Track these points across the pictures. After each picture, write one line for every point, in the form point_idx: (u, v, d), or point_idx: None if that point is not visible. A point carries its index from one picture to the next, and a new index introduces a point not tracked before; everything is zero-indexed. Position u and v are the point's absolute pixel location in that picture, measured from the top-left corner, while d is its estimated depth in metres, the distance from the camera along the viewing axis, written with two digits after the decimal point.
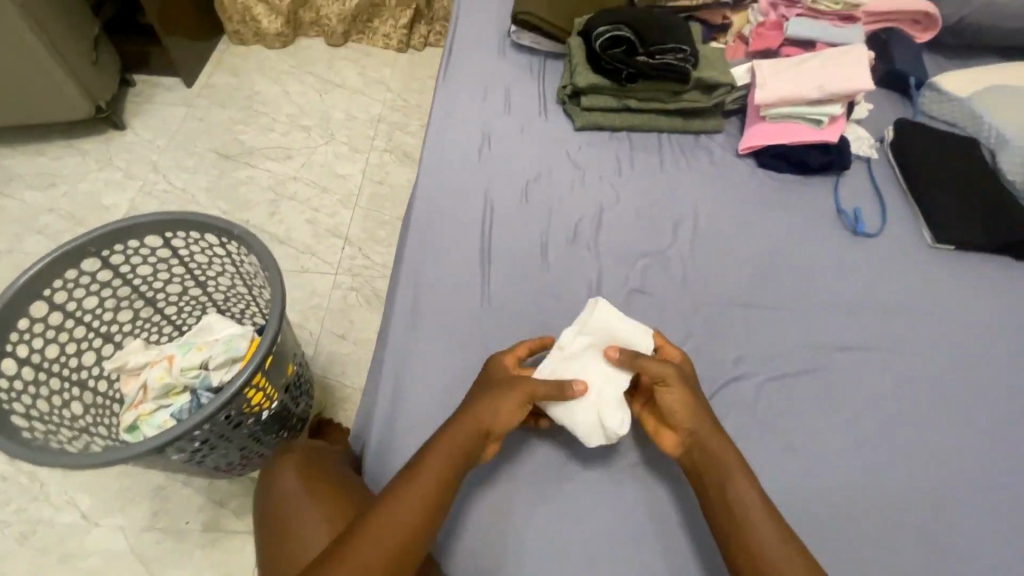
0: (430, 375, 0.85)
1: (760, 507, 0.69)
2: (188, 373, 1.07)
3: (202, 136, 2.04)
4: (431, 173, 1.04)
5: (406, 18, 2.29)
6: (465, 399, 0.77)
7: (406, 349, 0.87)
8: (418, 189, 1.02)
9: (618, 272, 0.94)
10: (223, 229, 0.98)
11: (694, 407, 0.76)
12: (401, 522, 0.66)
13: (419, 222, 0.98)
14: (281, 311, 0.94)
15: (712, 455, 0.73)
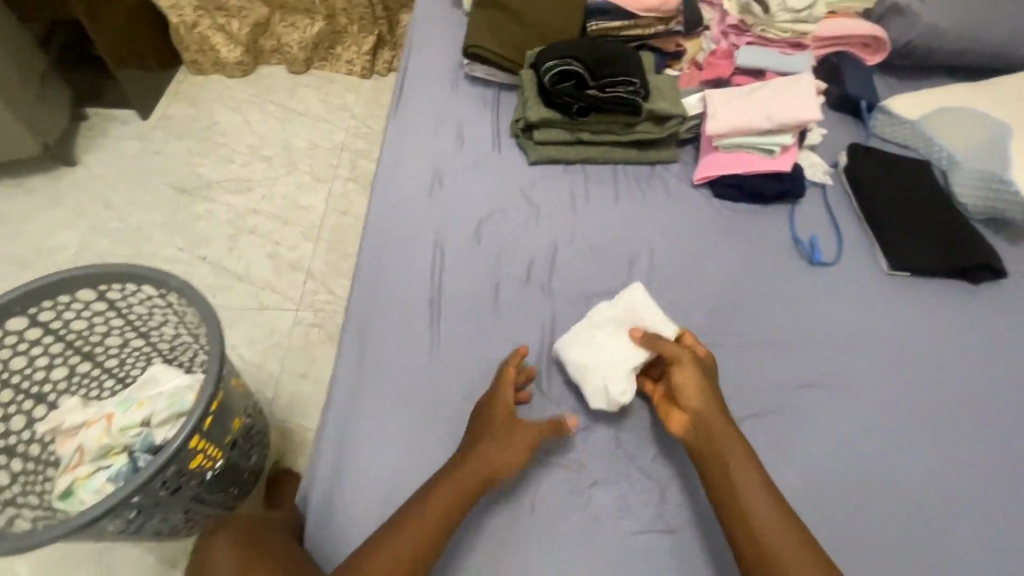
0: (377, 433, 0.84)
1: (764, 498, 0.71)
2: (128, 432, 1.01)
3: (158, 171, 1.98)
4: (381, 220, 1.03)
5: (369, 44, 2.26)
6: (473, 437, 0.79)
7: (354, 406, 0.86)
8: (368, 238, 1.01)
9: (572, 314, 0.93)
10: (158, 281, 0.94)
11: (703, 392, 0.79)
12: (413, 546, 0.69)
13: (368, 273, 0.97)
14: (219, 365, 0.90)
15: (716, 444, 0.75)
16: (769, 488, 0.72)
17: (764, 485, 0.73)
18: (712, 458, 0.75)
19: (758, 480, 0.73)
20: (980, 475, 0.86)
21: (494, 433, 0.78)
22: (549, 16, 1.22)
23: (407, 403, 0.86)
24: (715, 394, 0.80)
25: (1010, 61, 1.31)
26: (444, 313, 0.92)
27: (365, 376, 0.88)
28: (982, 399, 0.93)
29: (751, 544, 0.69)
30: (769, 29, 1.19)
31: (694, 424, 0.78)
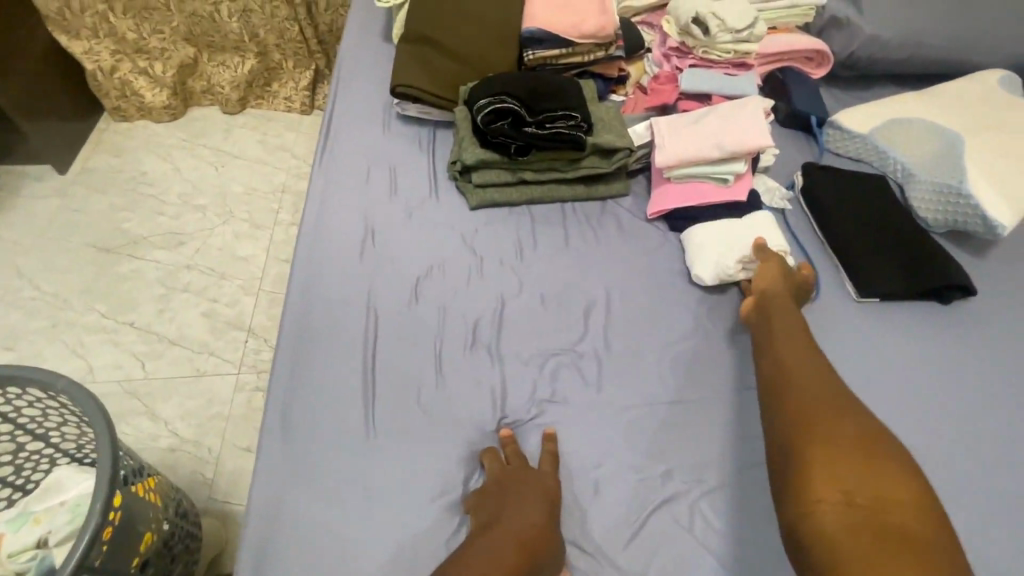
0: (306, 545, 0.72)
1: (812, 384, 0.74)
2: (20, 557, 0.87)
3: (77, 230, 1.82)
4: (305, 283, 0.91)
5: (307, 79, 2.16)
6: (500, 506, 0.71)
7: (278, 514, 0.74)
8: (291, 306, 0.89)
9: (525, 378, 0.84)
10: (39, 381, 0.81)
11: (778, 283, 0.88)
12: None
13: (293, 347, 0.86)
14: (110, 480, 0.77)
15: (776, 334, 0.82)
16: (822, 385, 0.74)
17: (814, 373, 0.76)
18: (769, 346, 0.81)
19: (809, 371, 0.76)
20: (978, 520, 0.79)
21: (515, 511, 0.70)
22: (481, 48, 1.14)
23: (339, 505, 0.74)
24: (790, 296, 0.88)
25: (951, 67, 1.30)
26: (381, 389, 0.82)
27: (290, 474, 0.76)
28: (969, 431, 0.87)
29: (793, 422, 0.71)
30: (711, 51, 1.15)
31: (761, 312, 0.86)
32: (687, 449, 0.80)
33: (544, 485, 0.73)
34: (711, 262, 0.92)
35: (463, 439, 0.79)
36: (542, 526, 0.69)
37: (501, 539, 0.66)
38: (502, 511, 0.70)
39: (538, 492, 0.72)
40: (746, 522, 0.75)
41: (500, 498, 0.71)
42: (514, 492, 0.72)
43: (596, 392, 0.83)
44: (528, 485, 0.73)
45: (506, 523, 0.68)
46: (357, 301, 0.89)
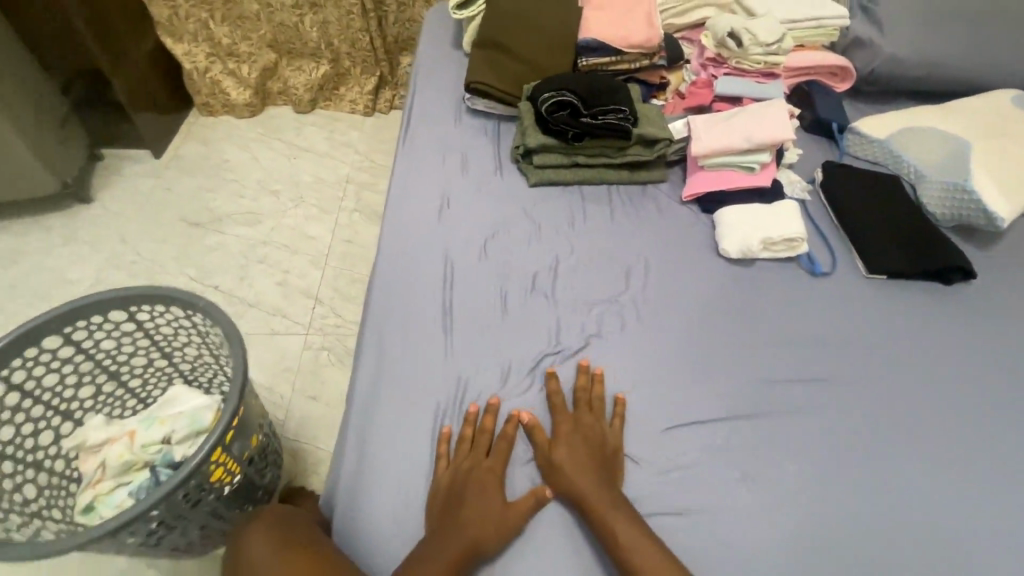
0: (396, 433, 0.88)
1: (655, 561, 0.74)
2: (150, 449, 1.05)
3: (171, 206, 2.07)
4: (393, 235, 1.09)
5: (371, 84, 2.40)
6: (451, 495, 0.81)
7: (373, 408, 0.91)
8: (382, 253, 1.07)
9: (576, 319, 1.00)
10: (187, 301, 1.00)
11: (577, 434, 0.86)
12: None
13: (383, 285, 1.03)
14: (239, 385, 0.95)
15: (601, 510, 0.79)
16: (656, 547, 0.75)
17: (645, 542, 0.75)
18: (602, 529, 0.77)
19: (643, 541, 0.76)
20: (964, 459, 0.91)
21: (456, 524, 0.77)
22: (543, 52, 1.33)
23: (426, 407, 0.91)
24: (596, 446, 0.85)
25: (966, 86, 1.44)
26: (457, 318, 0.98)
27: (382, 380, 0.93)
28: (962, 393, 0.98)
29: None
30: (744, 61, 1.31)
31: (579, 492, 0.81)
32: (709, 384, 0.95)
33: (495, 479, 0.83)
34: (739, 239, 1.08)
35: (521, 364, 0.95)
36: (488, 528, 0.78)
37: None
38: (433, 535, 0.77)
39: (490, 489, 0.82)
40: (753, 440, 0.90)
41: (435, 522, 0.78)
42: (456, 506, 0.79)
43: (635, 333, 0.99)
44: (473, 489, 0.81)
45: (439, 548, 0.75)
46: (435, 252, 1.06)
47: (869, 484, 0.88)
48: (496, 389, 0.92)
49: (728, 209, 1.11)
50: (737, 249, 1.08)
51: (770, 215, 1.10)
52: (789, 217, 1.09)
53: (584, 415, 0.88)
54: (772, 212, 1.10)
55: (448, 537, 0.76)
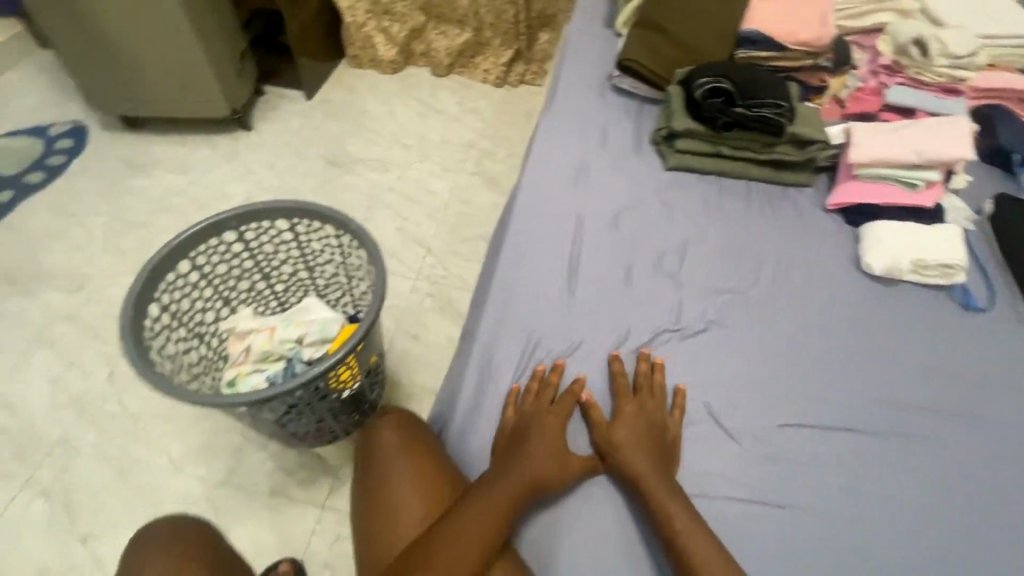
0: (510, 373, 0.93)
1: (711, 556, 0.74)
2: (286, 345, 1.19)
3: (315, 144, 2.26)
4: (530, 193, 1.13)
5: (507, 57, 2.49)
6: (508, 447, 0.84)
7: (492, 347, 0.95)
8: (517, 207, 1.11)
9: (698, 303, 0.99)
10: (344, 222, 1.11)
11: (637, 417, 0.85)
12: (479, 522, 0.77)
13: (514, 236, 1.07)
14: (378, 306, 1.04)
15: (656, 495, 0.79)
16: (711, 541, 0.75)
17: (698, 532, 0.76)
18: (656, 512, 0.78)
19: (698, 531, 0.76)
20: None
21: (513, 477, 0.80)
22: (705, 36, 1.30)
23: (543, 354, 0.94)
24: (656, 433, 0.85)
25: None
26: (581, 280, 1.01)
27: (504, 323, 0.97)
28: None
29: None
30: (924, 72, 1.22)
31: (636, 473, 0.81)
32: (828, 393, 0.92)
33: (556, 436, 0.85)
34: (886, 255, 1.02)
35: (639, 334, 0.96)
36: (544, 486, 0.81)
37: (478, 517, 0.77)
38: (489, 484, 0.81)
39: (551, 448, 0.83)
40: (868, 459, 0.87)
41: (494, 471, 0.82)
42: (514, 459, 0.82)
43: (756, 329, 0.97)
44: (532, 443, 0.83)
45: (494, 493, 0.79)
46: (568, 216, 1.10)
47: (993, 533, 0.82)
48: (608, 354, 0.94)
49: (882, 222, 1.05)
50: (882, 265, 1.02)
51: (927, 237, 1.03)
52: (948, 243, 1.02)
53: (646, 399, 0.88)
54: (930, 235, 1.03)
55: (508, 486, 0.80)
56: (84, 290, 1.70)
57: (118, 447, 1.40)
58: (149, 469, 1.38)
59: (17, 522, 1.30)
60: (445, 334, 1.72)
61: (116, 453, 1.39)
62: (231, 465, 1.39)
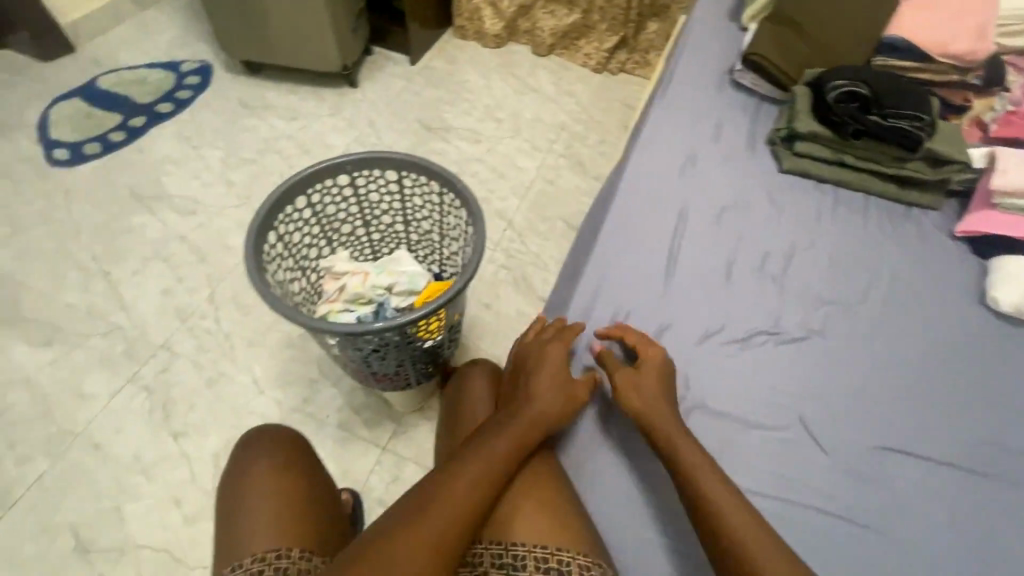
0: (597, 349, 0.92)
1: (732, 506, 0.72)
2: (377, 291, 1.26)
3: (413, 107, 2.31)
4: (636, 176, 1.12)
5: (611, 43, 2.47)
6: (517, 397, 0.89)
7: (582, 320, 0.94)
8: (622, 188, 1.10)
9: (800, 311, 0.95)
10: (451, 181, 1.14)
11: (641, 366, 0.85)
12: (490, 464, 0.79)
13: (616, 216, 1.06)
14: (477, 266, 1.06)
15: (672, 445, 0.78)
16: (732, 492, 0.74)
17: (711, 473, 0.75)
18: (667, 452, 0.79)
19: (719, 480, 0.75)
20: None
21: (520, 418, 0.84)
22: (842, 36, 1.23)
23: (637, 331, 0.92)
24: (663, 377, 0.85)
25: None
26: (680, 269, 0.98)
27: (596, 298, 0.96)
28: None
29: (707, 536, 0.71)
30: None
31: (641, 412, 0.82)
32: (933, 423, 0.87)
33: (559, 384, 0.87)
34: (1016, 291, 0.94)
35: (736, 329, 0.93)
36: (549, 427, 0.85)
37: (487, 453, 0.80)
38: (500, 424, 0.84)
39: (556, 395, 0.86)
40: (971, 499, 0.81)
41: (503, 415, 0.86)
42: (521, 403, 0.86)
43: (861, 345, 0.93)
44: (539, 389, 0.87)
45: (502, 436, 0.82)
46: (674, 204, 1.08)
47: None
48: (703, 348, 0.90)
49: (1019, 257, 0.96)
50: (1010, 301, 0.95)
51: None
52: None
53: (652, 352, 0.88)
54: None
55: (515, 431, 0.83)
56: (197, 215, 1.83)
57: (211, 361, 1.53)
58: (237, 384, 1.49)
59: (120, 410, 1.42)
60: (515, 307, 1.75)
61: (208, 366, 1.52)
62: (307, 394, 1.49)
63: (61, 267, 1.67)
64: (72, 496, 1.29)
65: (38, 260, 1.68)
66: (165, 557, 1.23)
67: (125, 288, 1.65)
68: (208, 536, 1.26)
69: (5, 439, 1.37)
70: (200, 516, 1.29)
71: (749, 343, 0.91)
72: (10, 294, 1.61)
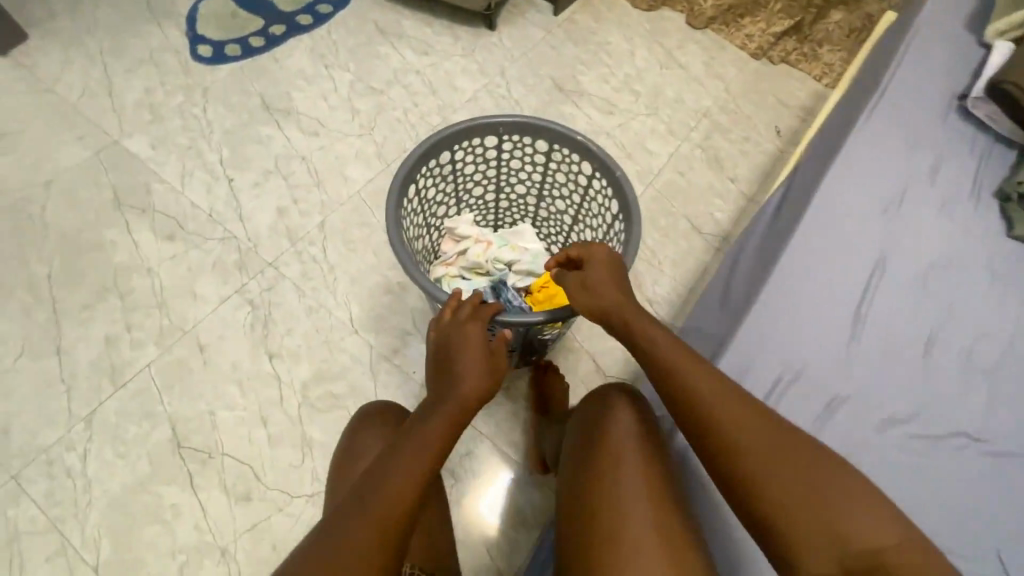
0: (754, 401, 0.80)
1: (707, 385, 0.77)
2: (496, 264, 1.19)
3: (548, 62, 2.13)
4: (828, 206, 0.95)
5: (780, 27, 2.22)
6: (444, 374, 0.86)
7: (743, 363, 0.81)
8: (809, 215, 0.94)
9: (1009, 421, 0.80)
10: (611, 169, 1.03)
11: (594, 280, 0.90)
12: (431, 440, 0.76)
13: (800, 249, 0.91)
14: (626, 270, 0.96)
15: (673, 366, 0.80)
16: (716, 378, 0.78)
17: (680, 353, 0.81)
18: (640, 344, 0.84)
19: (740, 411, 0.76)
20: None
21: (455, 392, 0.82)
22: None
23: (811, 397, 0.80)
24: (615, 278, 0.92)
25: None
26: (869, 334, 0.85)
27: (763, 342, 0.83)
28: None
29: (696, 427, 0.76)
30: None
31: (608, 307, 0.89)
32: None
33: (485, 356, 0.87)
34: None
35: (928, 425, 0.80)
36: (480, 400, 0.84)
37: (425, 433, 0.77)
38: (430, 406, 0.82)
39: (484, 364, 0.86)
40: None
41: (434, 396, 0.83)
42: (451, 378, 0.84)
43: None
44: (467, 362, 0.85)
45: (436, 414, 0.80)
46: (870, 248, 0.91)
47: None
48: (882, 437, 0.78)
49: None
50: None
51: None
52: None
53: (601, 263, 0.93)
54: None
55: (449, 407, 0.80)
56: (321, 138, 1.81)
57: (311, 290, 1.53)
58: (333, 319, 1.49)
59: (225, 319, 1.47)
60: None
61: (309, 294, 1.52)
62: (397, 345, 1.47)
63: (190, 164, 1.71)
64: (175, 391, 1.36)
65: (171, 152, 1.72)
66: (247, 471, 1.29)
67: (245, 198, 1.67)
68: (287, 461, 1.31)
69: (124, 321, 1.44)
70: (283, 440, 1.33)
71: (943, 447, 0.78)
72: (143, 181, 1.66)
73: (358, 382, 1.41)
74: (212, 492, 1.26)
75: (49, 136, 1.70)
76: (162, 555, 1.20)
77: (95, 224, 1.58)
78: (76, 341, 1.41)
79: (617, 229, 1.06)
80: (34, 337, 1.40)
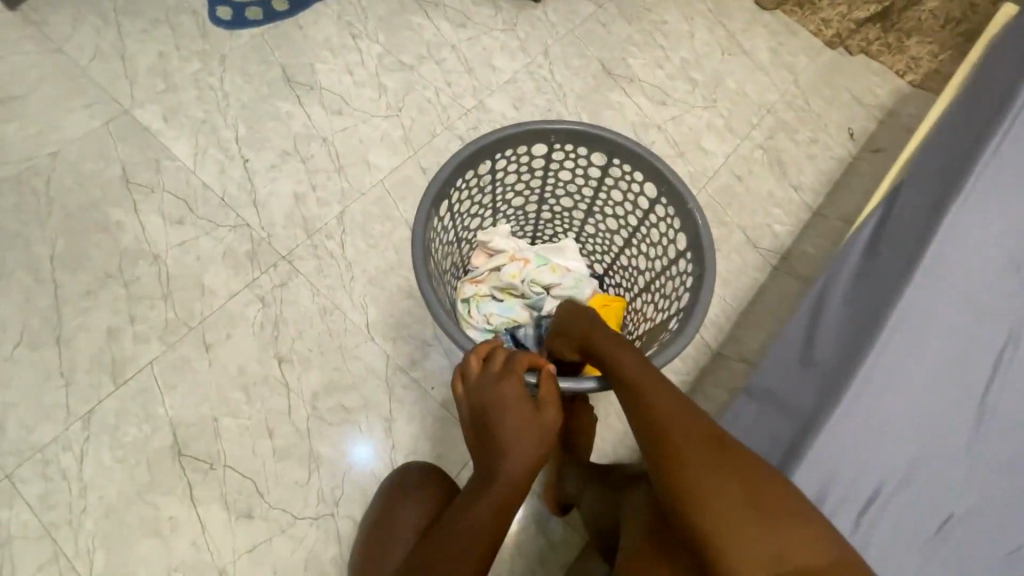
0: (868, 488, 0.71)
1: (662, 403, 0.69)
2: (532, 287, 1.04)
3: (597, 40, 1.92)
4: (951, 257, 0.82)
5: (863, 13, 1.93)
6: (485, 443, 0.77)
7: (859, 445, 0.72)
8: (926, 267, 0.81)
9: None
10: (682, 198, 0.88)
11: (569, 322, 0.85)
12: (476, 533, 0.71)
13: (918, 311, 0.79)
14: (697, 323, 0.81)
15: (634, 386, 0.72)
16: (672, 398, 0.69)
17: (640, 373, 0.73)
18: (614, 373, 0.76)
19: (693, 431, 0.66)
20: None
21: (498, 476, 0.74)
22: None
23: (914, 505, 0.71)
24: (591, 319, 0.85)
25: None
26: (995, 430, 0.76)
27: (882, 423, 0.73)
28: None
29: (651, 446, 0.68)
30: None
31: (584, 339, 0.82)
32: None
33: (531, 430, 0.75)
34: None
35: None
36: (528, 475, 0.75)
37: (470, 523, 0.72)
38: (475, 486, 0.76)
39: (529, 439, 0.75)
40: None
41: (478, 471, 0.76)
42: (493, 450, 0.75)
43: None
44: (514, 435, 0.75)
45: (479, 499, 0.73)
46: (998, 323, 0.81)
47: None
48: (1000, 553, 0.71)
49: None
50: None
51: None
52: None
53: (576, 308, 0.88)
54: None
55: (493, 492, 0.73)
56: (344, 118, 1.66)
57: (327, 288, 1.41)
58: (347, 323, 1.38)
59: (233, 316, 1.36)
60: None
61: (323, 293, 1.40)
62: (416, 356, 1.35)
63: (203, 141, 1.58)
64: (178, 393, 1.27)
65: (183, 126, 1.59)
66: (250, 486, 1.21)
67: (260, 182, 1.54)
68: (292, 478, 1.22)
69: (127, 312, 1.35)
70: (289, 454, 1.24)
71: None
72: (153, 157, 1.54)
73: (372, 394, 1.31)
74: (213, 505, 1.19)
75: (57, 102, 1.59)
76: (158, 570, 1.14)
77: (101, 202, 1.47)
78: (77, 330, 1.32)
79: (682, 266, 0.91)
80: (33, 325, 1.32)
